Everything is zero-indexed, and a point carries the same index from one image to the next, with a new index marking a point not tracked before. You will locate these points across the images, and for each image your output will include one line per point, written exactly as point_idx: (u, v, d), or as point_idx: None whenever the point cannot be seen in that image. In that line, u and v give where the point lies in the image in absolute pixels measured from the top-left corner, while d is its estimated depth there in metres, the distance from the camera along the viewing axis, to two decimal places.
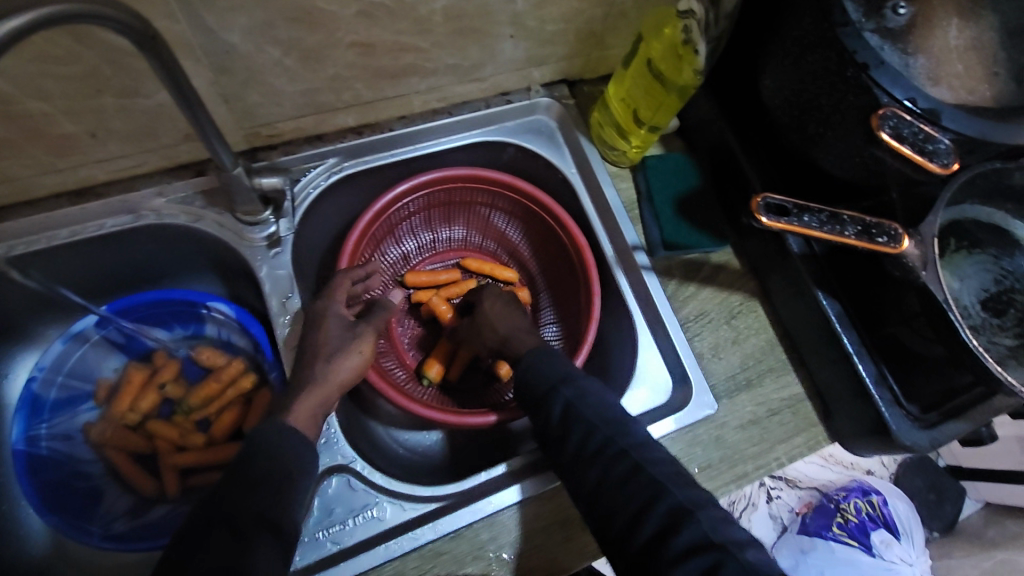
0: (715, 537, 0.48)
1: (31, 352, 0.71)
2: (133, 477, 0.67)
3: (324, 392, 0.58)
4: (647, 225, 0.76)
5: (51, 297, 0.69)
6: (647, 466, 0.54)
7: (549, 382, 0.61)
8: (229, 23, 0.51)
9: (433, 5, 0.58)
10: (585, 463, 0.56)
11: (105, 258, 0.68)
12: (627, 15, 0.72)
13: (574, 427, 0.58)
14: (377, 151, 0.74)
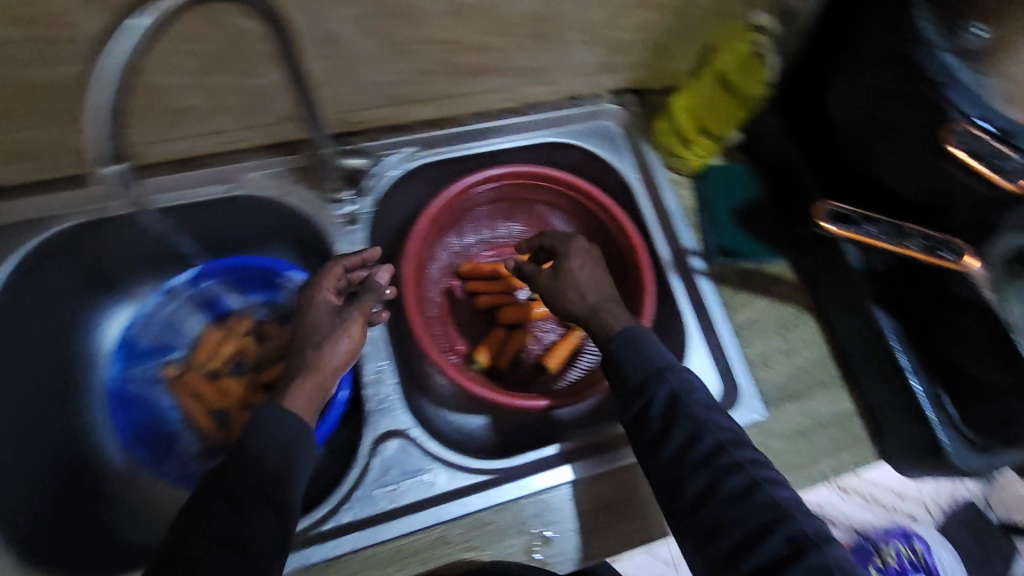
0: (839, 573, 0.48)
1: (124, 305, 0.75)
2: (206, 426, 0.73)
3: (315, 379, 0.56)
4: (704, 230, 0.78)
5: (152, 258, 0.74)
6: (763, 486, 0.53)
7: (650, 370, 0.58)
8: (339, 13, 0.56)
9: (519, 8, 0.62)
10: (686, 473, 0.55)
11: (198, 225, 0.72)
12: (701, 28, 0.75)
13: (679, 427, 0.56)
14: (452, 144, 0.78)
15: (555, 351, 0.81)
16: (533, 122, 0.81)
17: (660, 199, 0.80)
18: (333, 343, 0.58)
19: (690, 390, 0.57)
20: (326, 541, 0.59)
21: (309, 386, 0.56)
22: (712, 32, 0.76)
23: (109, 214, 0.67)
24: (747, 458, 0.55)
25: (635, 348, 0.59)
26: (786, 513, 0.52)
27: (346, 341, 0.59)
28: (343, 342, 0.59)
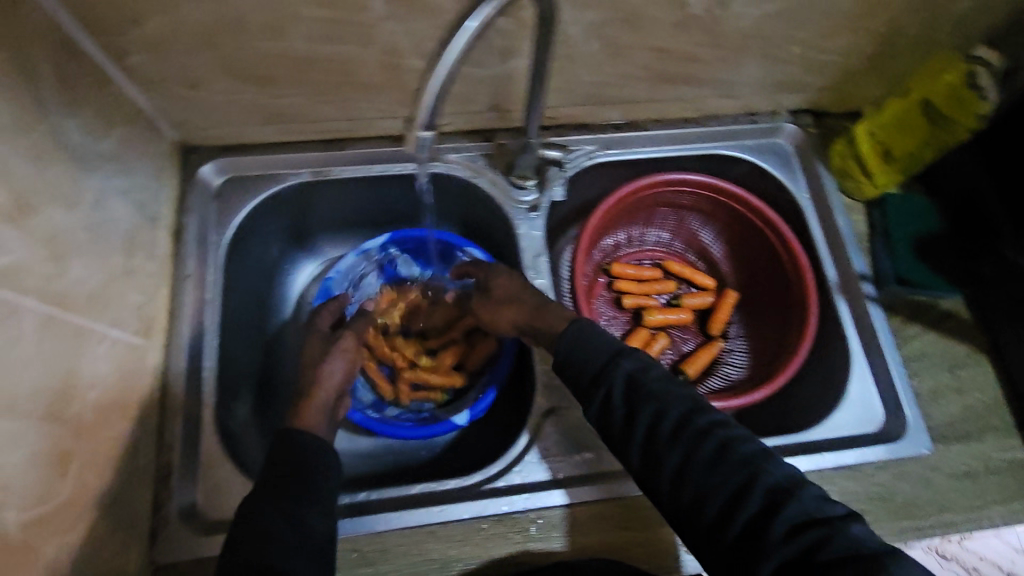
0: (819, 516, 0.47)
1: (312, 258, 0.83)
2: (376, 377, 0.77)
3: (324, 397, 0.64)
4: (877, 258, 0.78)
5: (346, 221, 0.81)
6: (733, 445, 0.52)
7: (605, 356, 0.58)
8: (578, 16, 0.61)
9: (740, 23, 0.65)
10: (665, 451, 0.53)
11: (393, 195, 0.78)
12: (901, 57, 0.75)
13: (644, 408, 0.55)
14: (629, 146, 0.81)
15: (696, 358, 0.83)
16: (709, 133, 0.83)
17: (830, 222, 0.80)
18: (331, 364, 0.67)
19: (646, 367, 0.57)
20: (377, 513, 0.63)
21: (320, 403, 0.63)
22: (911, 61, 0.75)
23: (328, 176, 0.74)
24: (713, 422, 0.54)
25: (581, 345, 0.59)
26: (760, 468, 0.50)
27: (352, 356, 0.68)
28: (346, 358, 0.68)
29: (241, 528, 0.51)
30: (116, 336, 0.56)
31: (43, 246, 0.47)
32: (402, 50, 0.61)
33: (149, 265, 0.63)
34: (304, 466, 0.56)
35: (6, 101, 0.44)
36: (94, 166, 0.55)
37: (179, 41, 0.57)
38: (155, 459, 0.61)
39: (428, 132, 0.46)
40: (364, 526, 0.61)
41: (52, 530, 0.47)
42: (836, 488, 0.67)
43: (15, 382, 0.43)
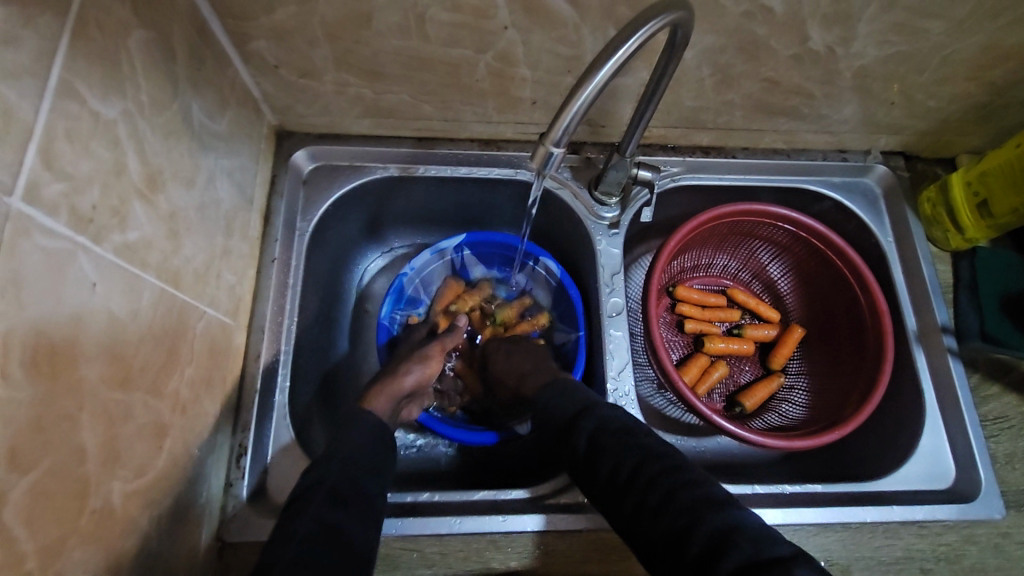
0: (761, 560, 0.44)
1: (380, 251, 0.82)
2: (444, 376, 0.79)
3: (394, 391, 0.66)
4: (962, 311, 0.75)
5: (419, 218, 0.81)
6: (686, 487, 0.51)
7: (573, 407, 0.61)
8: (697, 41, 0.61)
9: (854, 63, 0.65)
10: (621, 489, 0.53)
11: (473, 198, 0.78)
12: (1009, 110, 0.73)
13: (604, 451, 0.56)
14: (714, 172, 0.80)
15: (754, 392, 0.81)
16: (796, 166, 0.82)
17: (916, 268, 0.78)
18: (409, 368, 0.68)
19: (607, 419, 0.58)
20: (440, 514, 0.61)
21: (390, 396, 0.65)
22: (1017, 116, 0.74)
23: (413, 173, 0.74)
24: (673, 466, 0.53)
25: (561, 392, 0.64)
26: (705, 510, 0.49)
27: (431, 360, 0.70)
28: (425, 361, 0.70)
29: (300, 494, 0.50)
30: (211, 315, 0.58)
31: (164, 223, 0.49)
32: (516, 59, 0.62)
33: (242, 245, 0.65)
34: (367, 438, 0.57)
35: (147, 81, 0.46)
36: (208, 146, 0.57)
37: (305, 31, 0.58)
38: (230, 436, 0.62)
39: (559, 148, 0.47)
40: (400, 529, 0.60)
41: (147, 501, 0.48)
42: (903, 543, 0.65)
43: (131, 354, 0.44)
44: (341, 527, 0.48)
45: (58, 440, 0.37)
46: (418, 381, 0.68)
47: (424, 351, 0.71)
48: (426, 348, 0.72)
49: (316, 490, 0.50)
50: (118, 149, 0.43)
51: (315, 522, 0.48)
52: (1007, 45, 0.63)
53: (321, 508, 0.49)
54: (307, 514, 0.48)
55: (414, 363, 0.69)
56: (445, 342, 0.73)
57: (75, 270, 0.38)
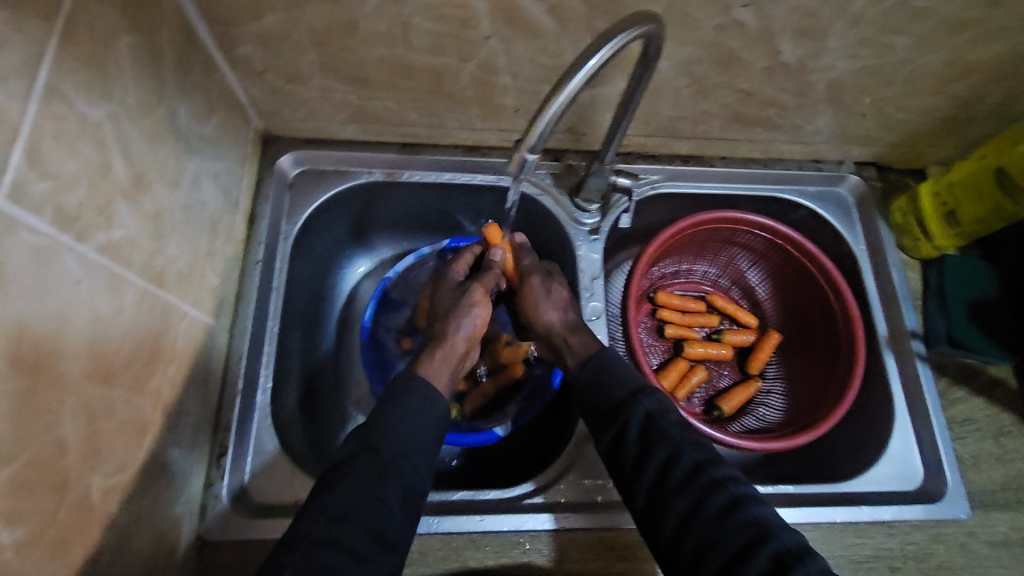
0: None
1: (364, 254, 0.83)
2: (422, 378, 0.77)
3: (449, 352, 0.67)
4: (931, 317, 0.77)
5: (404, 223, 0.82)
6: (744, 503, 0.53)
7: (625, 392, 0.60)
8: (673, 53, 0.63)
9: (824, 76, 0.67)
10: (672, 494, 0.54)
11: (457, 203, 0.79)
12: (974, 123, 0.76)
13: (658, 447, 0.56)
14: (693, 180, 0.82)
15: (732, 396, 0.82)
16: (772, 175, 0.84)
17: (887, 275, 0.80)
18: (457, 329, 0.68)
19: (664, 411, 0.59)
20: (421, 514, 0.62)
21: (448, 360, 0.66)
22: (982, 129, 0.77)
23: (398, 178, 0.75)
24: (726, 476, 0.55)
25: (599, 374, 0.62)
26: (767, 529, 0.51)
27: (477, 309, 0.70)
28: (473, 316, 0.69)
29: (345, 459, 0.53)
30: (194, 314, 0.58)
31: (149, 223, 0.50)
32: (498, 68, 0.63)
33: (226, 247, 0.66)
34: (421, 414, 0.57)
35: (134, 85, 0.48)
36: (194, 149, 0.58)
37: (291, 37, 0.59)
38: (211, 436, 0.62)
39: (534, 153, 0.48)
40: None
41: (128, 498, 0.48)
42: (872, 542, 0.67)
43: (114, 351, 0.45)
44: (380, 507, 0.51)
45: (38, 434, 0.37)
46: (471, 337, 0.69)
47: (467, 303, 0.70)
48: (469, 300, 0.70)
49: (358, 463, 0.52)
50: (104, 149, 0.44)
51: (354, 502, 0.50)
52: (969, 60, 0.65)
53: (356, 489, 0.51)
54: (351, 489, 0.51)
55: (461, 319, 0.69)
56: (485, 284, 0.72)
57: (58, 267, 0.39)
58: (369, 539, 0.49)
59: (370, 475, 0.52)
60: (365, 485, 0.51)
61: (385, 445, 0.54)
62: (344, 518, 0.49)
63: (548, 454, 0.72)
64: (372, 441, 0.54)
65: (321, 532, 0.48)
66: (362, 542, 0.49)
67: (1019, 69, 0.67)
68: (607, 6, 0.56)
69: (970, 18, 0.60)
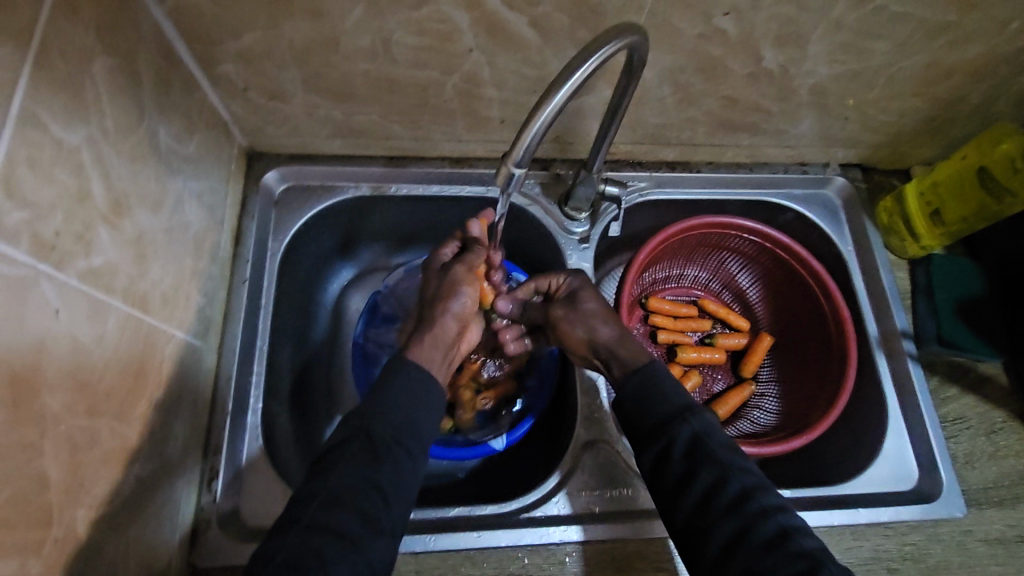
0: None
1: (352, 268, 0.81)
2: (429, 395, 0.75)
3: (439, 340, 0.59)
4: (920, 317, 0.78)
5: (392, 236, 0.81)
6: (794, 534, 0.50)
7: (672, 410, 0.56)
8: (657, 61, 0.63)
9: (806, 81, 0.67)
10: (717, 520, 0.52)
11: (445, 215, 0.79)
12: (955, 123, 0.77)
13: (704, 470, 0.53)
14: (680, 186, 0.82)
15: (727, 399, 0.82)
16: (759, 179, 0.84)
17: (875, 275, 0.81)
18: (443, 314, 0.60)
19: (713, 430, 0.55)
20: (417, 531, 0.62)
21: (440, 345, 0.59)
22: (963, 128, 0.78)
23: (386, 192, 0.75)
24: (776, 507, 0.52)
25: (649, 388, 0.58)
26: (820, 564, 0.48)
27: (465, 292, 0.61)
28: (459, 300, 0.61)
29: (339, 442, 0.51)
30: (180, 337, 0.58)
31: (131, 247, 0.49)
32: (482, 80, 0.63)
33: (212, 267, 0.65)
34: (414, 398, 0.54)
35: (112, 108, 0.47)
36: (176, 169, 0.57)
37: (271, 55, 0.59)
38: (201, 460, 0.61)
39: (521, 168, 0.48)
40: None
41: (113, 528, 0.47)
42: (871, 544, 0.67)
43: (97, 379, 0.44)
44: (373, 491, 0.48)
45: (18, 469, 0.36)
46: (460, 321, 0.61)
47: (453, 286, 0.61)
48: (456, 284, 0.62)
49: (351, 446, 0.50)
50: (81, 175, 0.43)
51: (347, 482, 0.48)
52: (948, 63, 0.66)
53: (350, 471, 0.49)
54: (344, 472, 0.48)
55: (450, 302, 0.61)
56: (472, 266, 0.64)
57: (37, 297, 0.38)
58: (358, 522, 0.47)
59: (362, 458, 0.49)
60: (359, 469, 0.49)
61: (376, 428, 0.51)
62: (335, 502, 0.47)
63: (545, 465, 0.71)
64: (365, 423, 0.51)
65: (313, 515, 0.46)
66: (351, 526, 0.46)
67: (997, 69, 0.68)
68: (590, 17, 0.56)
69: (947, 21, 0.61)
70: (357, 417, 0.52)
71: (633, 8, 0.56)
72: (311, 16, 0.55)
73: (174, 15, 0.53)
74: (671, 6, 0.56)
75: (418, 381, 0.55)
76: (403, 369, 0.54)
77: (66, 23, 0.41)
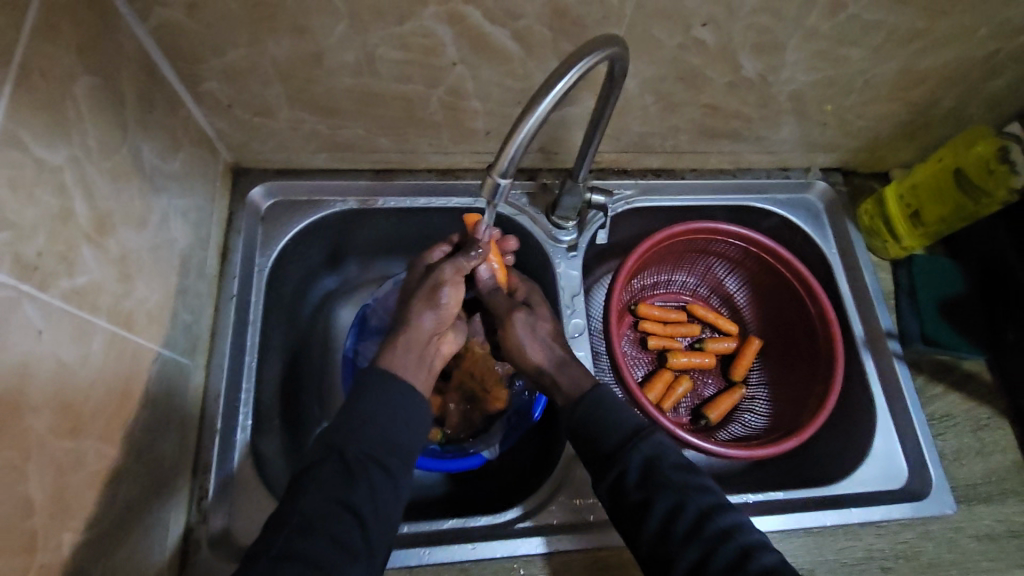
0: None
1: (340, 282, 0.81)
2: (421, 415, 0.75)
3: (413, 340, 0.59)
4: (904, 316, 0.79)
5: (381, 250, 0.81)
6: (755, 554, 0.51)
7: (621, 436, 0.58)
8: (638, 71, 0.64)
9: (785, 88, 0.69)
10: (678, 548, 0.52)
11: (433, 227, 0.79)
12: (931, 127, 0.78)
13: (658, 496, 0.54)
14: (665, 193, 0.83)
15: (718, 404, 0.82)
16: (742, 184, 0.85)
17: (860, 277, 0.82)
18: (422, 315, 0.60)
19: (664, 453, 0.57)
20: (410, 545, 0.61)
21: (416, 347, 0.59)
22: (939, 131, 0.79)
23: (373, 206, 0.75)
24: (735, 525, 0.53)
25: (594, 414, 0.59)
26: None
27: (447, 289, 0.61)
28: (439, 300, 0.61)
29: (314, 462, 0.50)
30: (167, 354, 0.57)
31: (116, 265, 0.49)
32: (466, 93, 0.64)
33: (199, 284, 0.65)
34: (392, 413, 0.53)
35: (95, 127, 0.47)
36: (161, 187, 0.57)
37: (255, 72, 0.59)
38: (189, 481, 0.60)
39: (506, 178, 0.48)
40: (394, 560, 0.60)
41: (100, 552, 0.46)
42: (864, 544, 0.67)
43: (82, 401, 0.44)
44: (348, 515, 0.48)
45: (2, 494, 0.36)
46: (438, 322, 0.61)
47: (434, 284, 0.61)
48: (438, 282, 0.61)
49: (325, 467, 0.50)
50: (64, 195, 0.43)
51: (320, 507, 0.48)
52: (921, 68, 0.68)
53: (326, 493, 0.49)
54: (317, 496, 0.48)
55: (430, 301, 0.60)
56: (459, 265, 0.62)
57: (20, 319, 0.38)
58: (335, 549, 0.47)
59: (336, 481, 0.49)
60: (334, 492, 0.49)
61: (350, 449, 0.51)
62: (309, 529, 0.47)
63: (538, 474, 0.71)
64: (340, 442, 0.51)
65: (283, 545, 0.46)
66: (327, 552, 0.46)
67: (969, 73, 0.69)
68: (571, 29, 0.57)
69: (919, 28, 0.62)
70: (331, 437, 0.52)
71: (613, 20, 0.57)
72: (295, 33, 0.55)
73: (157, 33, 0.54)
74: (650, 18, 0.57)
75: (392, 395, 0.54)
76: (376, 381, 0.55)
77: (46, 44, 0.41)
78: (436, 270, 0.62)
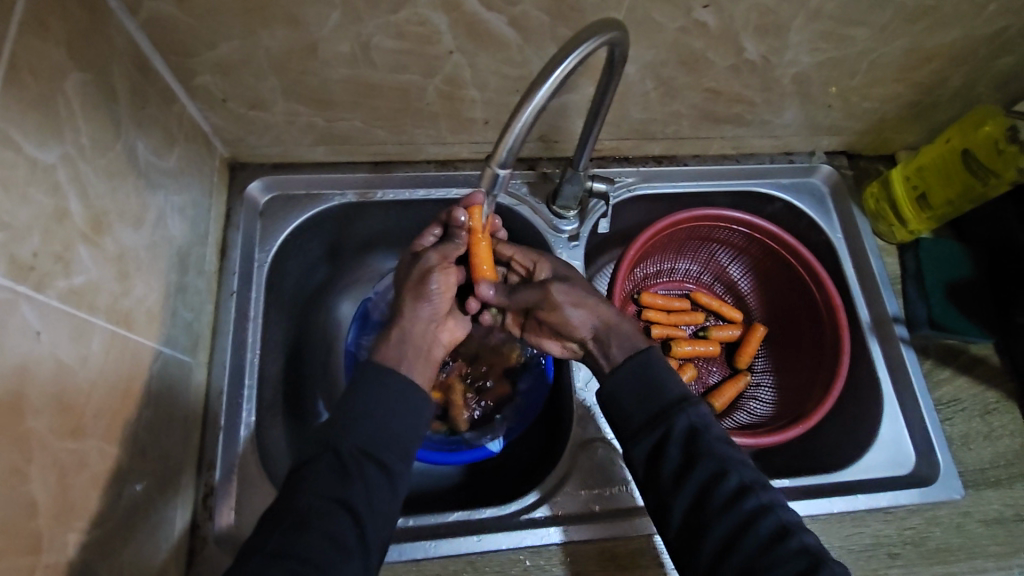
0: None
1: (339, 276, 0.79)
2: None
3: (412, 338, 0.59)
4: (911, 301, 0.78)
5: (379, 243, 0.79)
6: (793, 531, 0.51)
7: (668, 401, 0.56)
8: (639, 57, 0.63)
9: (789, 70, 0.67)
10: (714, 519, 0.52)
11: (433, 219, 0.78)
12: (938, 107, 0.77)
13: (702, 464, 0.53)
14: (667, 180, 0.82)
15: (723, 391, 0.82)
16: (746, 170, 0.84)
17: (865, 262, 0.81)
18: (416, 305, 0.61)
19: (709, 422, 0.56)
20: (416, 539, 0.61)
21: (405, 334, 0.59)
22: (947, 111, 0.78)
23: (372, 198, 0.74)
24: (773, 501, 0.53)
25: (643, 376, 0.58)
26: (819, 560, 0.49)
27: (438, 277, 0.61)
28: (431, 285, 0.60)
29: (308, 460, 0.50)
30: (168, 353, 0.57)
31: (113, 264, 0.49)
32: (463, 82, 0.63)
33: (198, 281, 0.64)
34: (387, 406, 0.53)
35: (87, 124, 0.46)
36: (157, 184, 0.56)
37: (249, 65, 0.58)
38: (194, 478, 0.60)
39: (505, 168, 0.48)
40: (400, 554, 0.60)
41: (106, 551, 0.46)
42: (871, 530, 0.67)
43: (83, 401, 0.44)
44: (344, 512, 0.48)
45: (4, 496, 0.36)
46: (433, 312, 0.61)
47: (423, 273, 0.61)
48: (427, 269, 0.61)
49: (321, 464, 0.50)
50: (58, 194, 0.42)
51: (316, 505, 0.48)
52: (929, 47, 0.66)
53: (319, 488, 0.49)
54: (313, 492, 0.48)
55: (423, 291, 0.60)
56: (444, 250, 0.62)
57: (16, 321, 0.37)
58: (329, 547, 0.46)
59: (332, 477, 0.49)
60: (332, 490, 0.49)
61: (344, 444, 0.51)
62: (303, 527, 0.47)
63: (543, 463, 0.72)
64: (336, 439, 0.51)
65: (279, 542, 0.46)
66: (320, 552, 0.46)
67: (977, 52, 0.68)
68: (569, 14, 0.56)
69: (926, 5, 0.61)
70: (324, 432, 0.52)
71: (612, 4, 0.56)
72: (288, 24, 0.54)
73: (147, 27, 0.53)
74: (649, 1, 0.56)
75: (390, 387, 0.54)
76: (375, 380, 0.54)
77: (35, 40, 0.40)
78: (424, 259, 0.62)
